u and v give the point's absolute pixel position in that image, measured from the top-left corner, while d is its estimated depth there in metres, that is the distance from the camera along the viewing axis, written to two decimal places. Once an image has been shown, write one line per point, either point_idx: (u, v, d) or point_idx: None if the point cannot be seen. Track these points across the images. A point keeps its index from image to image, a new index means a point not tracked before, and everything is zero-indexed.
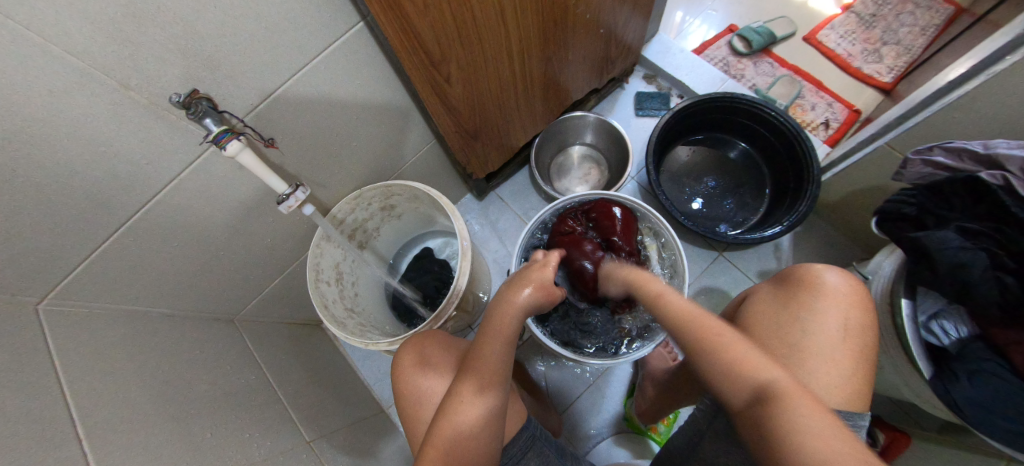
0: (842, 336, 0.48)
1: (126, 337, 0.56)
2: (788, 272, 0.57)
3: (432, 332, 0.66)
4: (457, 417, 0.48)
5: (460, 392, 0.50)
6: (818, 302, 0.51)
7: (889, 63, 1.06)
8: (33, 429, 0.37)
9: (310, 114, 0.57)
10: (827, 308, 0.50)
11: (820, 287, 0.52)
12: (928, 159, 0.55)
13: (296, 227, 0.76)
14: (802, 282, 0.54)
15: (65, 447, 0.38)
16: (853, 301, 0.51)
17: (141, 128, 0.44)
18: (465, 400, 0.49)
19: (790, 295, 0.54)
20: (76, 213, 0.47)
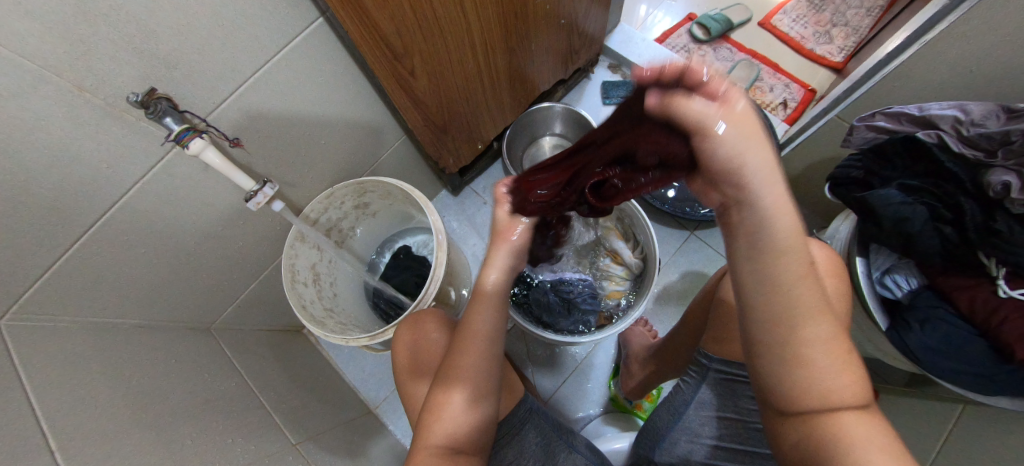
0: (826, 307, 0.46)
1: (97, 349, 0.55)
2: None
3: (422, 317, 0.64)
4: (443, 424, 0.46)
5: (444, 396, 0.47)
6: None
7: (839, 43, 1.11)
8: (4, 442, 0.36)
9: (275, 112, 0.57)
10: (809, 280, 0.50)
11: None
12: (871, 125, 0.58)
13: (269, 229, 0.75)
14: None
15: (39, 459, 0.37)
16: (833, 271, 0.48)
17: (99, 131, 0.44)
18: (452, 405, 0.46)
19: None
20: (35, 223, 0.46)
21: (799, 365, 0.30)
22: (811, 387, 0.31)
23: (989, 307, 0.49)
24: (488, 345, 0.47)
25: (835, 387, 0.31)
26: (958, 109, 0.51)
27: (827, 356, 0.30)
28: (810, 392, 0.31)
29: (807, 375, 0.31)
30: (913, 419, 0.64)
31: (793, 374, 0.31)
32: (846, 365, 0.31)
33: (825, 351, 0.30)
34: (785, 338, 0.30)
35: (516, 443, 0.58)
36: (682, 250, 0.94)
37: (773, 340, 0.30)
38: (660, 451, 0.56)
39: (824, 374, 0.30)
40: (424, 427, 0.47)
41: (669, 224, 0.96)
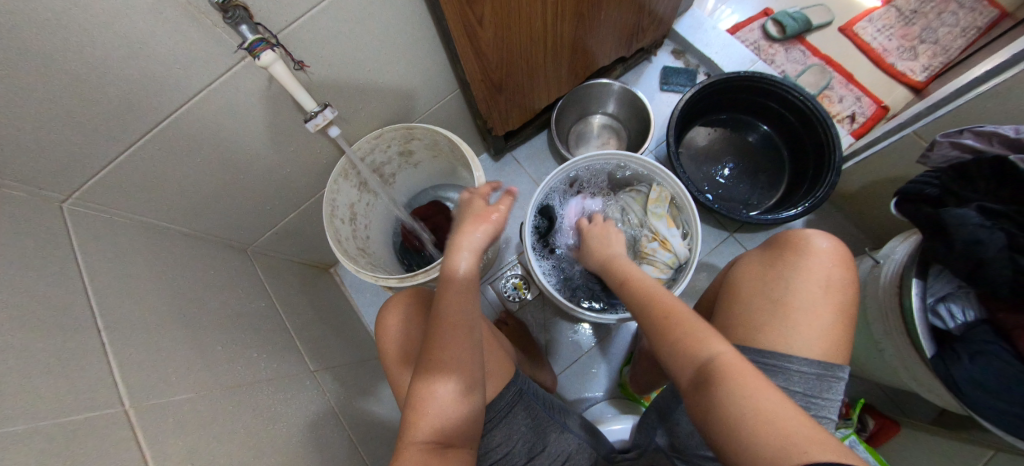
0: (825, 291, 0.49)
1: (146, 248, 0.57)
2: (777, 237, 0.56)
3: (413, 289, 0.66)
4: (433, 412, 0.47)
5: (430, 383, 0.48)
6: (805, 261, 0.51)
7: (924, 62, 1.03)
8: (56, 325, 0.38)
9: (340, 42, 0.57)
10: (810, 266, 0.50)
11: (807, 248, 0.52)
12: (956, 141, 0.55)
13: (315, 162, 0.77)
14: (789, 243, 0.53)
15: (87, 345, 0.39)
16: (839, 261, 0.50)
17: (177, 30, 0.44)
18: (443, 392, 0.48)
19: (775, 256, 0.53)
20: (108, 115, 0.47)
21: (672, 338, 0.45)
22: (694, 350, 0.43)
23: None
24: (467, 330, 0.50)
25: (706, 351, 0.42)
26: None
27: (692, 329, 0.44)
28: (693, 360, 0.42)
29: (686, 344, 0.44)
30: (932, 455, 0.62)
31: (671, 348, 0.45)
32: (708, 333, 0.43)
33: (693, 329, 0.44)
34: (665, 324, 0.47)
35: (505, 425, 0.58)
36: (717, 250, 0.92)
37: (658, 334, 0.47)
38: (660, 430, 0.58)
39: (693, 340, 0.43)
40: (410, 420, 0.48)
41: (708, 222, 0.94)
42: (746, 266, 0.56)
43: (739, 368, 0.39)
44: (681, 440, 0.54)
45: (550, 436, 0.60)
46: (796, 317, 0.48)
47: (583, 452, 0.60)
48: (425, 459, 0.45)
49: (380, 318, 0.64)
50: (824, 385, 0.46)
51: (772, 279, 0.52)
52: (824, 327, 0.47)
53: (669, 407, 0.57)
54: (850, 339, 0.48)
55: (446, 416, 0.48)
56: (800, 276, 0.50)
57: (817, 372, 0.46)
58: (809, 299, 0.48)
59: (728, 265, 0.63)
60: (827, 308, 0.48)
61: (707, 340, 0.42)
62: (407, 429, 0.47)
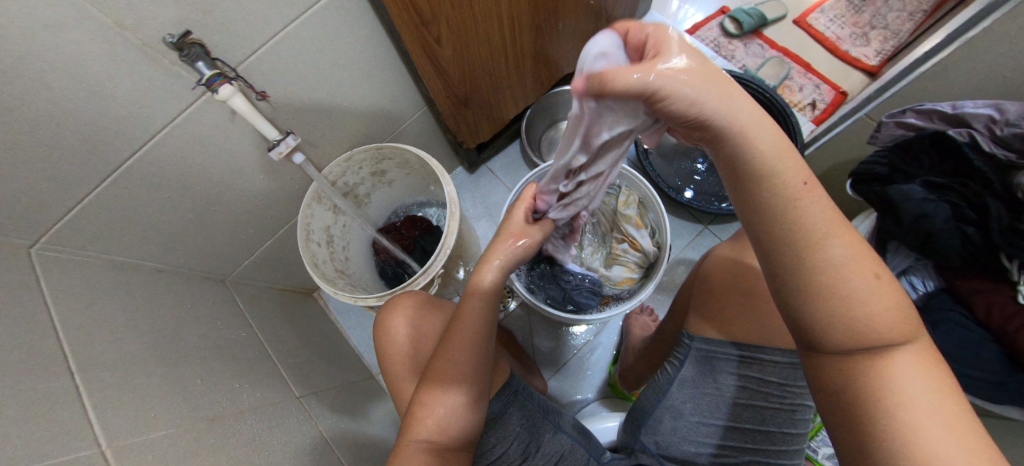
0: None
1: (120, 286, 0.57)
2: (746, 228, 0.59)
3: (413, 294, 0.65)
4: (438, 413, 0.48)
5: (441, 385, 0.49)
6: None
7: (876, 47, 1.08)
8: (26, 368, 0.38)
9: (301, 70, 0.58)
10: None
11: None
12: (901, 121, 0.55)
13: (287, 188, 0.77)
14: None
15: (59, 386, 0.39)
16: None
17: (135, 70, 0.45)
18: (452, 395, 0.48)
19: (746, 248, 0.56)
20: (72, 157, 0.48)
21: (846, 308, 0.32)
22: (869, 332, 0.32)
23: (1006, 314, 0.47)
24: (481, 338, 0.51)
25: (891, 336, 0.32)
26: (994, 108, 0.48)
27: (880, 304, 0.32)
28: (858, 339, 0.32)
29: (860, 321, 0.32)
30: None
31: (834, 317, 0.32)
32: (903, 317, 0.32)
33: (881, 300, 0.32)
34: (843, 290, 0.31)
35: (500, 427, 0.58)
36: (694, 244, 0.93)
37: (827, 297, 0.32)
38: (646, 430, 0.57)
39: (878, 314, 0.32)
40: (414, 420, 0.49)
41: (683, 217, 0.96)
42: (720, 259, 0.59)
43: (929, 373, 0.32)
44: (665, 438, 0.55)
45: (543, 437, 0.59)
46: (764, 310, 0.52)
47: (576, 453, 0.59)
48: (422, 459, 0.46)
49: (380, 322, 0.63)
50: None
51: None
52: None
53: (654, 404, 0.57)
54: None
55: (449, 418, 0.48)
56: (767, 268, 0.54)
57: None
58: None
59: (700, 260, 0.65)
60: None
61: (891, 331, 0.32)
62: (410, 427, 0.49)
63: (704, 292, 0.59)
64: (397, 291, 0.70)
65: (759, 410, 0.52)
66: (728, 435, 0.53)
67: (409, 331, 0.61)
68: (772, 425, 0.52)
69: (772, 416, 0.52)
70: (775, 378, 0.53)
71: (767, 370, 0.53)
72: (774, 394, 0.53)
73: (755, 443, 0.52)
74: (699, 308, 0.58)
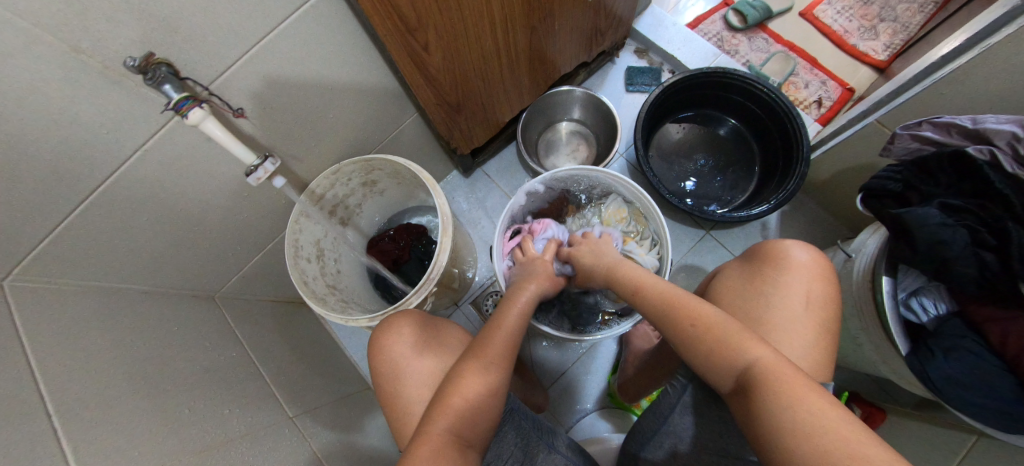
0: (805, 307, 0.47)
1: (101, 313, 0.55)
2: (757, 248, 0.55)
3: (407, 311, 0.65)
4: (457, 406, 0.47)
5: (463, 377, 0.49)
6: (784, 275, 0.49)
7: (885, 40, 1.03)
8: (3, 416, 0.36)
9: (280, 83, 0.55)
10: (791, 282, 0.48)
11: (786, 263, 0.50)
12: (917, 134, 0.54)
13: (274, 202, 0.74)
14: (769, 256, 0.51)
15: (38, 432, 0.37)
16: (819, 277, 0.49)
17: (98, 95, 0.42)
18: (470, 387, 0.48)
19: (755, 271, 0.52)
20: (38, 187, 0.45)
21: (711, 346, 0.43)
22: (728, 357, 0.41)
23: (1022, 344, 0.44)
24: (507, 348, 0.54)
25: (744, 355, 0.40)
26: (1016, 126, 0.46)
27: (723, 335, 0.43)
28: (726, 367, 0.41)
29: (724, 350, 0.42)
30: (916, 441, 0.63)
31: (710, 357, 0.43)
32: (744, 335, 0.41)
33: (720, 333, 0.43)
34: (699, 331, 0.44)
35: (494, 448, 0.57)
36: (695, 250, 0.91)
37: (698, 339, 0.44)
38: (645, 453, 0.56)
39: (729, 344, 0.42)
40: (429, 416, 0.46)
41: (683, 222, 0.93)
42: (726, 281, 0.55)
43: (781, 373, 0.37)
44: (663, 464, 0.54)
45: (539, 458, 0.58)
46: (773, 337, 0.46)
47: None
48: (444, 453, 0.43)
49: (372, 345, 0.62)
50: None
51: (752, 295, 0.50)
52: (806, 346, 0.45)
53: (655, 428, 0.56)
54: (832, 353, 0.46)
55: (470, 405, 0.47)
56: (778, 292, 0.48)
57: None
58: (790, 317, 0.46)
59: (707, 278, 0.61)
60: (808, 326, 0.46)
61: (745, 345, 0.41)
62: (433, 412, 0.46)
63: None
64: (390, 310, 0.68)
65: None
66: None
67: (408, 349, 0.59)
68: None
69: None
70: None
71: None
72: None
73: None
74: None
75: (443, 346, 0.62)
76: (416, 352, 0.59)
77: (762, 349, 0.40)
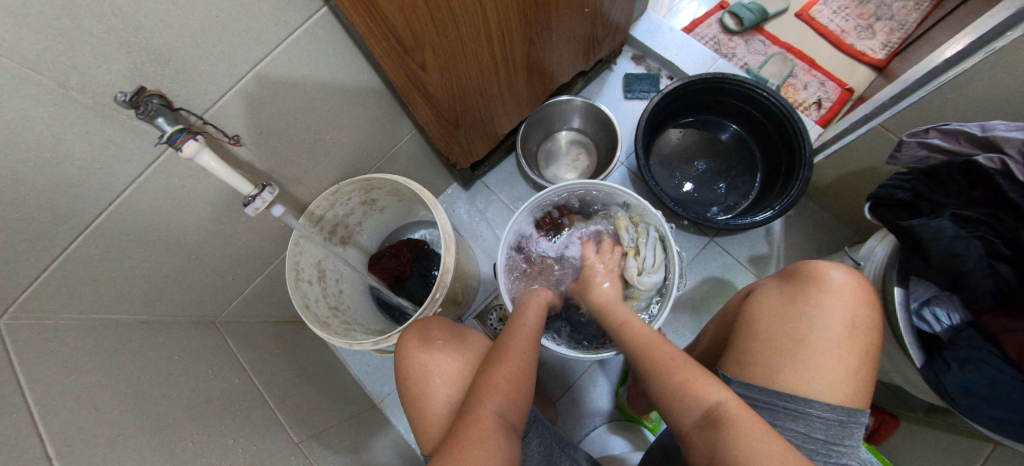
0: (849, 331, 0.45)
1: (100, 346, 0.54)
2: (794, 266, 0.53)
3: (434, 318, 0.64)
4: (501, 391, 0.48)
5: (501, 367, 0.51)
6: (826, 296, 0.46)
7: (883, 39, 1.03)
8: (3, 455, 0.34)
9: (275, 107, 0.54)
10: (834, 304, 0.46)
11: (828, 283, 0.48)
12: (924, 141, 0.54)
13: (274, 224, 0.73)
14: (811, 276, 0.49)
15: None
16: (862, 297, 0.46)
17: (90, 130, 0.41)
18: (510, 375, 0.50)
19: (796, 291, 0.49)
20: (32, 224, 0.44)
21: (675, 384, 0.44)
22: (695, 395, 0.42)
23: None
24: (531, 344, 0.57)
25: (706, 395, 0.41)
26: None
27: (690, 375, 0.44)
28: (694, 404, 0.41)
29: (687, 387, 0.43)
30: (932, 448, 0.62)
31: (676, 399, 0.43)
32: (705, 375, 0.43)
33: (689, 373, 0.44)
34: (666, 369, 0.46)
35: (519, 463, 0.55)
36: (700, 257, 0.90)
37: (659, 377, 0.46)
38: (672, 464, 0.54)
39: (698, 384, 0.42)
40: (476, 403, 0.47)
41: (687, 229, 0.92)
42: (761, 301, 0.52)
43: (742, 413, 0.38)
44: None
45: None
46: (818, 361, 0.43)
47: None
48: (499, 437, 0.44)
49: (399, 344, 0.61)
50: (848, 432, 0.42)
51: (793, 316, 0.47)
52: (849, 372, 0.43)
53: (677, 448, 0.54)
54: (872, 380, 0.44)
55: (506, 405, 0.47)
56: (822, 315, 0.46)
57: (841, 419, 0.42)
58: (832, 341, 0.44)
59: (737, 295, 0.58)
60: (851, 351, 0.44)
61: (708, 384, 0.42)
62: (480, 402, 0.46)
63: (744, 334, 0.50)
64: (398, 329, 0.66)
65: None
66: None
67: (434, 349, 0.58)
68: None
69: None
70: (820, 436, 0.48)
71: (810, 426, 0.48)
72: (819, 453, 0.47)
73: None
74: (735, 351, 0.50)
75: (468, 348, 0.61)
76: (441, 350, 0.58)
77: (724, 390, 0.41)
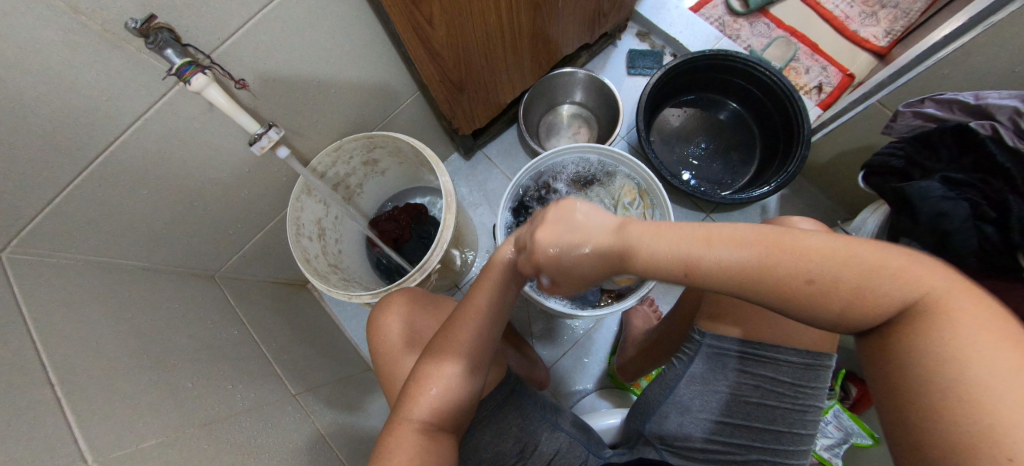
0: None
1: (100, 288, 0.54)
2: (768, 224, 0.55)
3: (410, 289, 0.64)
4: (428, 399, 0.47)
5: (434, 371, 0.48)
6: None
7: (885, 27, 1.04)
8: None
9: (282, 53, 0.53)
10: None
11: None
12: (919, 111, 0.59)
13: (275, 179, 0.74)
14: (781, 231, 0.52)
15: (42, 407, 0.37)
16: None
17: (98, 58, 0.41)
18: (439, 378, 0.47)
19: None
20: (36, 155, 0.44)
21: (836, 309, 0.31)
22: (867, 314, 0.30)
23: None
24: (482, 318, 0.49)
25: (895, 306, 0.29)
26: (1018, 101, 0.50)
27: (865, 284, 0.30)
28: (862, 320, 0.30)
29: (853, 308, 0.30)
30: None
31: (837, 315, 0.31)
32: (883, 283, 0.29)
33: (863, 276, 0.30)
34: (801, 295, 0.31)
35: (494, 425, 0.58)
36: None
37: (787, 301, 0.32)
38: (650, 425, 0.57)
39: (874, 299, 0.29)
40: (405, 401, 0.47)
41: (685, 205, 0.94)
42: None
43: (958, 324, 0.27)
44: (671, 433, 0.55)
45: (542, 437, 0.58)
46: None
47: (574, 450, 0.58)
48: (416, 440, 0.45)
49: (374, 313, 0.63)
50: (814, 375, 0.52)
51: None
52: None
53: (659, 400, 0.58)
54: None
55: (439, 396, 0.47)
56: None
57: (806, 361, 0.53)
58: None
59: None
60: None
61: (886, 298, 0.29)
62: (400, 408, 0.47)
63: None
64: (395, 285, 0.68)
65: (770, 410, 0.53)
66: (733, 432, 0.53)
67: (410, 322, 0.60)
68: (782, 425, 0.52)
69: (783, 416, 0.52)
70: (790, 379, 0.53)
71: (783, 371, 0.53)
72: (788, 394, 0.53)
73: (763, 441, 0.52)
74: None
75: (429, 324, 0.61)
76: (414, 320, 0.60)
77: (910, 294, 0.29)
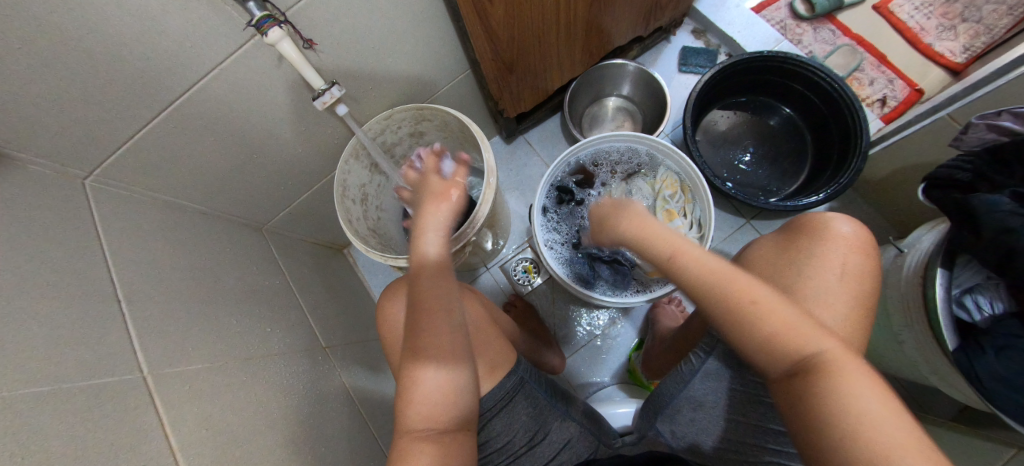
0: (840, 280, 0.48)
1: (164, 223, 0.59)
2: (795, 221, 0.56)
3: (400, 283, 0.65)
4: (423, 404, 0.46)
5: (422, 375, 0.47)
6: (822, 246, 0.50)
7: (964, 42, 0.97)
8: (73, 297, 0.38)
9: (350, 19, 0.56)
10: (827, 253, 0.49)
11: (826, 233, 0.51)
12: (993, 124, 0.56)
13: (327, 142, 0.77)
14: (809, 228, 0.52)
15: (109, 320, 0.40)
16: (859, 248, 0.49)
17: (188, 7, 0.44)
18: (430, 380, 0.47)
19: (791, 242, 0.53)
20: (124, 92, 0.48)
21: (761, 337, 0.39)
22: (789, 346, 0.38)
23: None
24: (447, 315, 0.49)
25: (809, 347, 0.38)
26: None
27: (785, 323, 0.39)
28: (790, 350, 0.38)
29: (774, 339, 0.39)
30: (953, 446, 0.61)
31: (763, 343, 0.39)
32: (802, 326, 0.39)
33: (781, 317, 0.39)
34: (743, 317, 0.40)
35: (509, 412, 0.57)
36: (731, 238, 0.90)
37: (728, 323, 0.41)
38: (661, 418, 0.57)
39: (795, 332, 0.38)
40: (403, 407, 0.47)
41: (724, 209, 0.92)
42: (758, 253, 0.56)
43: (852, 369, 0.36)
44: (682, 429, 0.55)
45: (553, 426, 0.58)
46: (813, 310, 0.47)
47: (585, 439, 0.59)
48: (423, 446, 0.44)
49: (383, 301, 0.64)
50: None
51: (785, 265, 0.51)
52: (838, 319, 0.46)
53: (671, 394, 0.56)
54: (865, 331, 0.48)
55: (432, 401, 0.46)
56: (814, 264, 0.49)
57: None
58: (824, 290, 0.48)
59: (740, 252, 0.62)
60: (843, 301, 0.47)
61: (810, 335, 0.38)
62: (401, 418, 0.47)
63: None
64: None
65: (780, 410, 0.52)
66: (743, 431, 0.53)
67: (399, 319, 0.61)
68: None
69: None
70: None
71: None
72: None
73: (773, 442, 0.52)
74: None
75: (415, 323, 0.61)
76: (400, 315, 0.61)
77: (827, 342, 0.38)
